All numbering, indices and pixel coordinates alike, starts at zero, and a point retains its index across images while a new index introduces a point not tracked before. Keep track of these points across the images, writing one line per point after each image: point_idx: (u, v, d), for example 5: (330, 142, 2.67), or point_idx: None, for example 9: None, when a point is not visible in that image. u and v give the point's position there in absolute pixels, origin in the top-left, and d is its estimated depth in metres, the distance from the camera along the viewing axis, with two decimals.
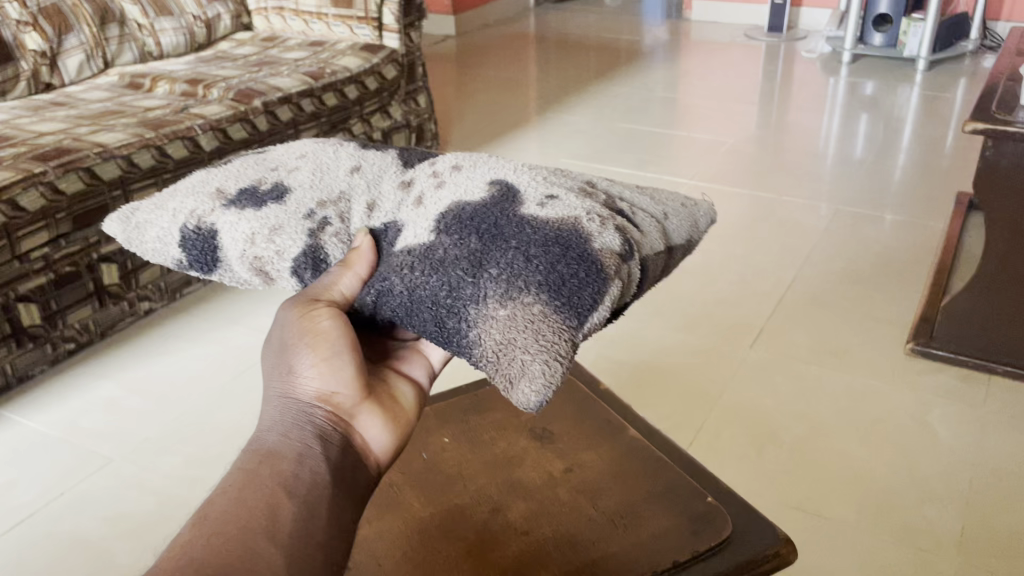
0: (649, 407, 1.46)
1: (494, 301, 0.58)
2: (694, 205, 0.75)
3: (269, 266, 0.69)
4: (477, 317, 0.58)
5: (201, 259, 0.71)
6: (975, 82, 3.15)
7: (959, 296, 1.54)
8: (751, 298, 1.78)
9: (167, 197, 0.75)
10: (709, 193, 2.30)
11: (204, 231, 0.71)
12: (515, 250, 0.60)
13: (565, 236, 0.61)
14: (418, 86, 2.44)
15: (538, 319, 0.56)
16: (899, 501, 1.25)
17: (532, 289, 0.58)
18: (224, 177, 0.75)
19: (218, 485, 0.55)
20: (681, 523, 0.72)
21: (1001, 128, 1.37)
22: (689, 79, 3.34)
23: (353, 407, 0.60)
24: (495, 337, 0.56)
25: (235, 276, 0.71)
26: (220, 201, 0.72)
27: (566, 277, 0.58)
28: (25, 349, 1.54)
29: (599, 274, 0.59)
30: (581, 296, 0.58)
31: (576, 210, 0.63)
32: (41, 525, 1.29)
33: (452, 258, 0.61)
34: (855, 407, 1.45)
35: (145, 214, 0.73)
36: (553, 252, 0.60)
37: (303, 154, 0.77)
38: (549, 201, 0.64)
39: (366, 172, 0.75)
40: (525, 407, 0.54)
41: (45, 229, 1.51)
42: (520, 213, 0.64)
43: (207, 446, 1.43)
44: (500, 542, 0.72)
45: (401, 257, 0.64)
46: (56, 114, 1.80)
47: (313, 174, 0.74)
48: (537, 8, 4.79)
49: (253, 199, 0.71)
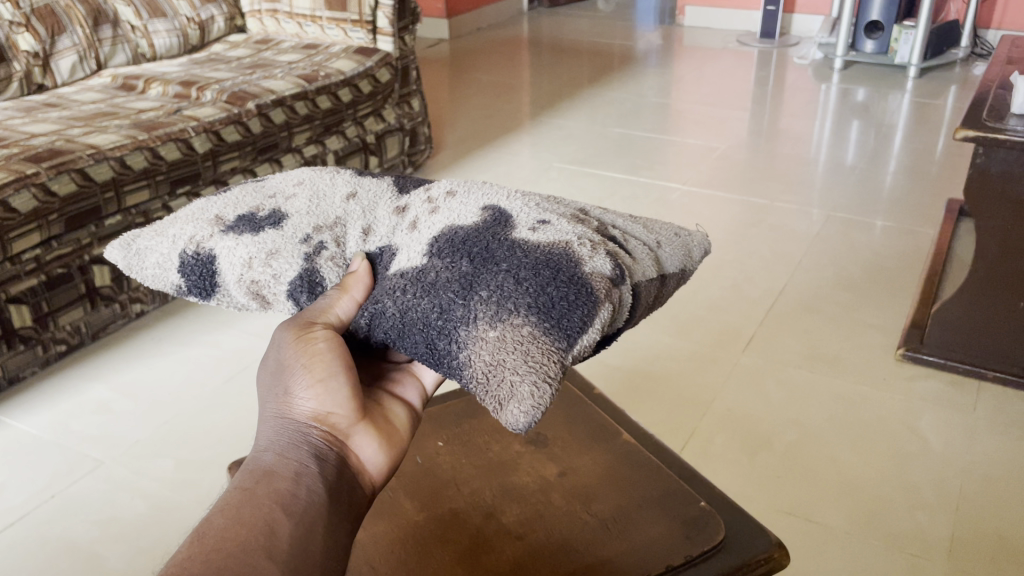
0: (642, 411, 1.47)
1: (484, 323, 0.58)
2: (688, 234, 0.76)
3: (266, 290, 0.69)
4: (468, 339, 0.58)
5: (200, 284, 0.71)
6: (966, 89, 3.18)
7: (949, 303, 1.55)
8: (742, 304, 1.78)
9: (166, 223, 0.75)
10: (700, 199, 2.31)
11: (203, 256, 0.71)
12: (505, 273, 0.60)
13: (555, 259, 0.61)
14: (411, 90, 2.45)
15: (527, 340, 0.56)
16: (889, 506, 1.26)
17: (521, 311, 0.58)
18: (223, 204, 0.74)
19: (215, 503, 0.55)
20: (675, 528, 0.72)
21: (991, 137, 1.37)
22: (682, 84, 3.36)
23: (347, 428, 0.61)
24: (485, 359, 0.56)
25: (233, 300, 0.71)
26: (218, 227, 0.72)
27: (555, 300, 0.58)
28: (16, 350, 1.53)
29: (587, 298, 0.59)
30: (571, 318, 0.58)
31: (567, 235, 0.64)
32: (31, 528, 1.28)
33: (444, 281, 0.61)
34: (846, 412, 1.46)
35: (146, 240, 0.74)
36: (543, 275, 0.60)
37: (300, 181, 0.77)
38: (540, 226, 0.65)
39: (362, 199, 0.75)
40: (513, 428, 0.53)
41: (38, 230, 1.51)
42: (512, 236, 0.64)
43: (199, 449, 1.43)
44: (494, 546, 0.72)
45: (394, 280, 0.64)
46: (49, 115, 1.80)
47: (310, 200, 0.74)
48: (532, 13, 4.81)
49: (251, 224, 0.71)
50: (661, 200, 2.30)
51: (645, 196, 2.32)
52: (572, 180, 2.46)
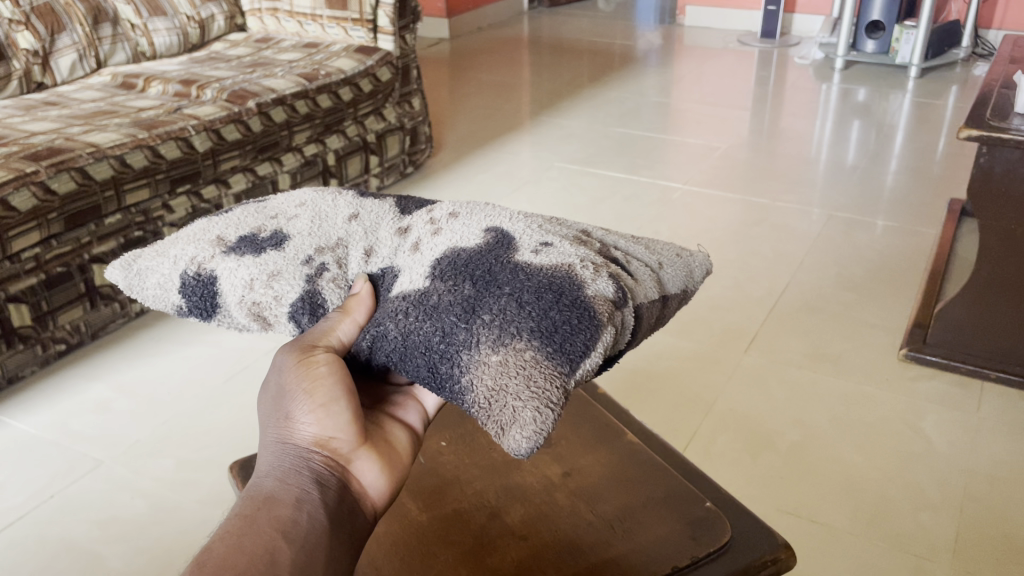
0: (644, 411, 1.46)
1: (487, 348, 0.57)
2: (689, 254, 0.75)
3: (267, 312, 0.68)
4: (470, 363, 0.57)
5: (200, 305, 0.70)
6: (967, 89, 3.18)
7: (952, 303, 1.55)
8: (744, 304, 1.78)
9: (167, 244, 0.74)
10: (701, 199, 2.30)
11: (204, 277, 0.70)
12: (507, 297, 0.60)
13: (557, 283, 0.61)
14: (412, 89, 2.43)
15: (530, 365, 0.56)
16: (895, 507, 1.25)
17: (524, 335, 0.57)
18: (224, 225, 0.74)
19: (216, 530, 0.54)
20: (681, 528, 0.72)
21: (994, 135, 1.37)
22: (682, 84, 3.35)
23: (350, 452, 0.60)
24: (487, 383, 0.56)
25: (234, 321, 0.70)
26: (220, 248, 0.71)
27: (558, 324, 0.58)
28: (14, 350, 1.52)
29: (589, 322, 0.58)
30: (573, 340, 0.57)
31: (570, 257, 0.63)
32: (30, 528, 1.27)
33: (446, 304, 0.61)
34: (849, 413, 1.45)
35: (146, 260, 0.73)
36: (546, 299, 0.59)
37: (302, 202, 0.76)
38: (543, 248, 0.64)
39: (364, 219, 0.74)
40: (515, 453, 0.53)
41: (36, 229, 1.50)
42: (514, 259, 0.63)
43: (200, 448, 1.42)
44: (498, 547, 0.71)
45: (396, 302, 0.63)
46: (48, 114, 1.79)
47: (312, 221, 0.73)
48: (532, 12, 4.80)
49: (252, 245, 0.71)
50: (663, 199, 2.29)
51: (646, 196, 2.32)
52: (573, 180, 2.45)
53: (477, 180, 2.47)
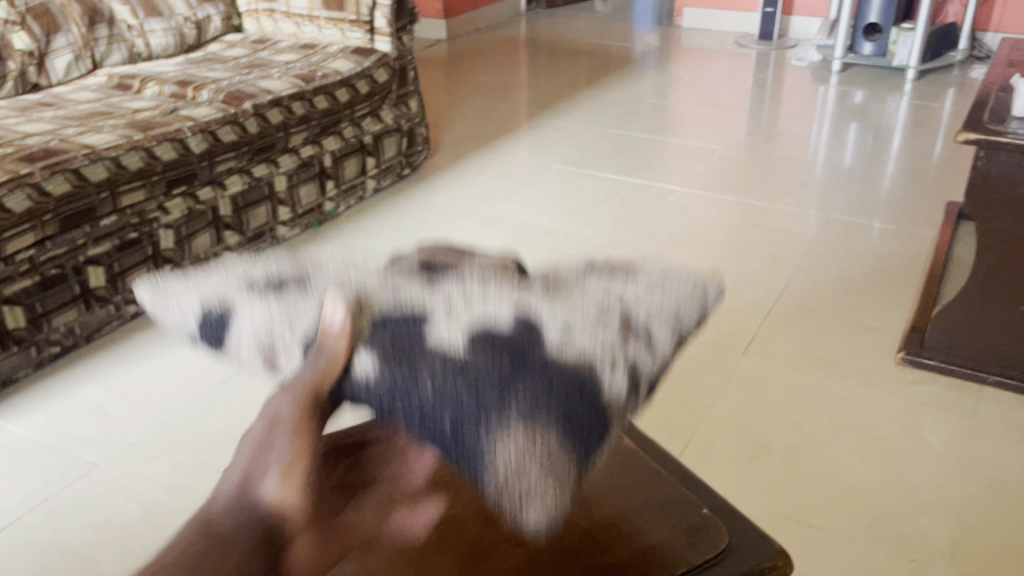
0: (642, 415, 1.46)
1: (496, 425, 0.48)
2: (701, 285, 0.60)
3: (278, 350, 0.55)
4: (479, 440, 0.48)
5: (214, 339, 0.57)
6: (964, 91, 3.18)
7: (949, 307, 1.54)
8: (742, 306, 1.78)
9: (200, 268, 0.63)
10: (698, 201, 2.30)
11: (224, 306, 0.58)
12: (525, 377, 0.49)
13: (580, 369, 0.50)
14: (409, 90, 2.42)
15: (544, 453, 0.47)
16: (892, 511, 1.25)
17: (539, 416, 0.48)
18: (255, 261, 0.63)
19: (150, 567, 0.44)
20: (679, 534, 0.72)
21: (993, 138, 1.36)
22: (680, 86, 3.35)
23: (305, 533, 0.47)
24: (498, 467, 0.47)
25: (244, 364, 0.57)
26: (248, 283, 0.60)
27: (578, 410, 0.48)
28: (9, 353, 1.51)
29: (601, 424, 0.49)
30: (589, 458, 0.48)
31: (596, 341, 0.52)
32: (24, 533, 1.26)
33: (454, 375, 0.50)
34: (846, 417, 1.45)
35: (172, 281, 0.61)
36: (564, 384, 0.49)
37: (341, 254, 0.65)
38: (568, 328, 0.53)
39: (399, 269, 0.62)
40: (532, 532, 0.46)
41: (32, 230, 1.50)
42: (538, 335, 0.52)
43: (196, 451, 1.42)
44: (494, 554, 0.69)
45: (396, 358, 0.52)
46: (44, 115, 1.78)
47: (345, 264, 0.62)
48: (529, 14, 4.79)
49: (281, 282, 0.60)
50: (660, 202, 2.29)
51: (643, 198, 2.31)
52: (571, 182, 2.45)
53: (474, 182, 2.46)
